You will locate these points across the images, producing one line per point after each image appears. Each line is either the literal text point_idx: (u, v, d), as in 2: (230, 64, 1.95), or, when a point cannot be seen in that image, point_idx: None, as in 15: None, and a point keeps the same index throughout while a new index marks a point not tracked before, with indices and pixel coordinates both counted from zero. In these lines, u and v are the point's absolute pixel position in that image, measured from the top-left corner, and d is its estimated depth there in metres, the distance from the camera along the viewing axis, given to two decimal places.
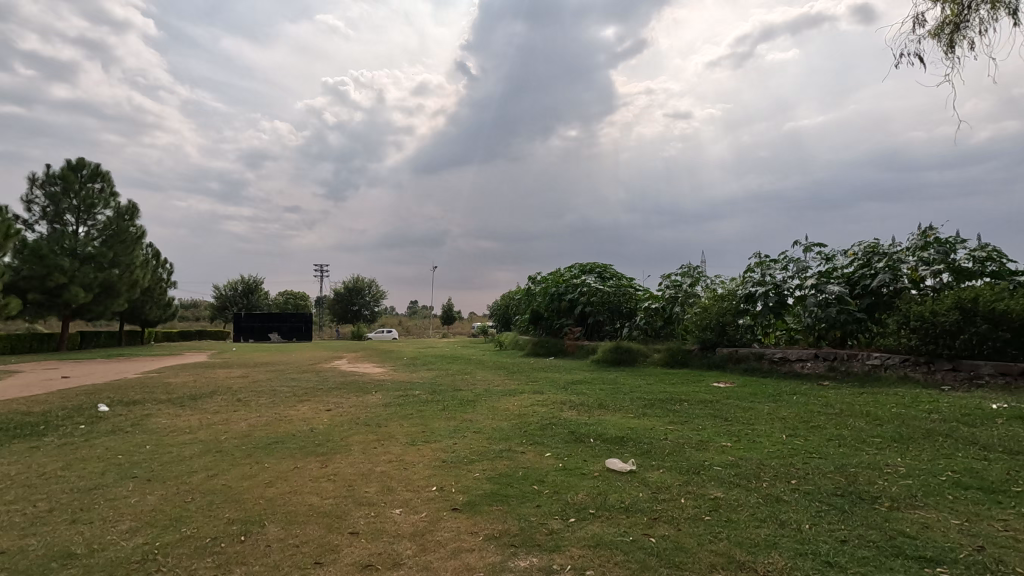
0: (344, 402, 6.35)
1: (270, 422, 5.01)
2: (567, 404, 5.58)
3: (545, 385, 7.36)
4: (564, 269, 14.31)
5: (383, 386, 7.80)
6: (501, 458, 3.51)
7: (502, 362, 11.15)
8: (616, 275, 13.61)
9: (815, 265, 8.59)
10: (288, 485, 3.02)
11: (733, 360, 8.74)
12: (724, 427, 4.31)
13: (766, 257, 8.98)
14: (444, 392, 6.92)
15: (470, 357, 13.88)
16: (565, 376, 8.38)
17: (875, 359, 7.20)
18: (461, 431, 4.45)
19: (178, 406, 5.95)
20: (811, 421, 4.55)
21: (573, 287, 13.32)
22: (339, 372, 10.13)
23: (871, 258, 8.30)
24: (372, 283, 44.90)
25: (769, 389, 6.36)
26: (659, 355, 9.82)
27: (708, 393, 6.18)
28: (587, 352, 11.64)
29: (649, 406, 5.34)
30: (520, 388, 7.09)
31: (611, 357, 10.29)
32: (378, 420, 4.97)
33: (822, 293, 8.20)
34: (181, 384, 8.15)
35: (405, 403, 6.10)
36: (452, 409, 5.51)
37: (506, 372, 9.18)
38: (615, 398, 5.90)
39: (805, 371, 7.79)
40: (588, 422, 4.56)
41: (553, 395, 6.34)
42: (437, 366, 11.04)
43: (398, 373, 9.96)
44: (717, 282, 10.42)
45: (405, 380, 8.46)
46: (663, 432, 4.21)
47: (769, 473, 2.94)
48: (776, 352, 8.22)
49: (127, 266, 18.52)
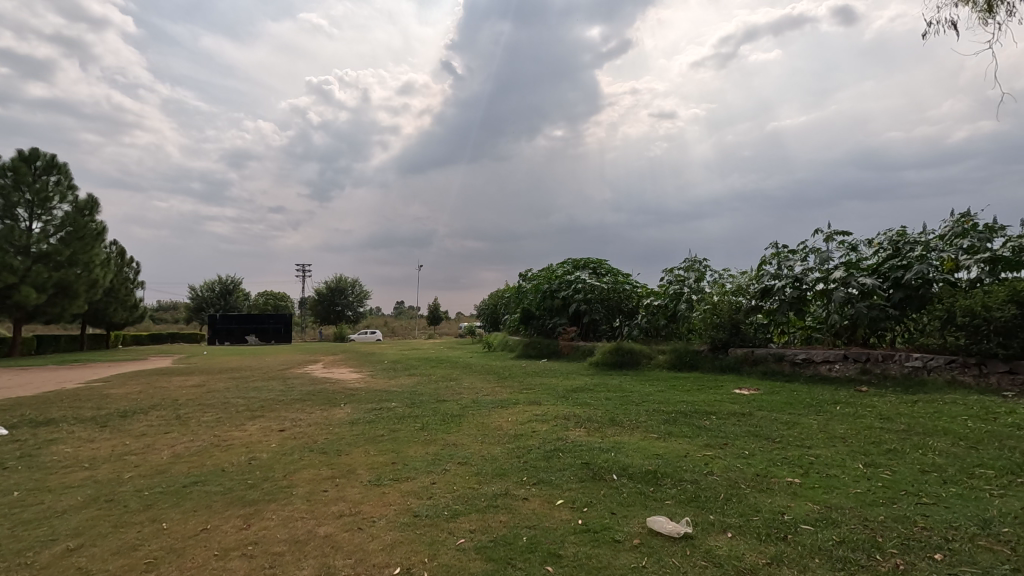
0: (305, 417, 5.31)
1: (203, 449, 3.98)
2: (572, 421, 4.61)
3: (542, 394, 6.38)
4: (556, 265, 13.38)
5: (355, 396, 6.77)
6: (494, 510, 2.53)
7: (491, 366, 10.16)
8: (612, 270, 12.72)
9: (839, 256, 7.71)
10: (176, 571, 2.02)
11: (748, 363, 7.85)
12: (778, 454, 3.38)
13: (783, 248, 8.09)
14: (426, 404, 5.90)
15: (457, 359, 12.86)
16: (563, 382, 7.42)
17: (916, 360, 6.35)
18: (442, 461, 3.47)
19: (97, 427, 4.87)
20: (881, 442, 3.63)
21: (566, 284, 12.38)
22: (309, 379, 9.08)
23: (901, 247, 7.44)
24: (356, 283, 43.68)
25: (803, 398, 5.46)
26: (665, 357, 8.90)
27: (735, 404, 5.24)
28: (585, 354, 10.70)
29: (672, 423, 4.39)
30: (514, 398, 6.12)
31: (611, 359, 9.35)
32: (338, 446, 3.96)
33: (849, 286, 7.33)
34: (121, 396, 7.03)
35: (376, 419, 5.09)
36: (433, 428, 4.50)
37: (497, 378, 8.19)
38: (627, 411, 4.96)
39: (833, 374, 6.91)
40: (604, 449, 3.59)
41: (554, 408, 5.36)
42: (419, 371, 10.00)
43: (376, 380, 8.92)
44: (725, 276, 9.52)
45: (381, 389, 7.41)
46: (702, 462, 3.26)
47: (892, 541, 2.01)
48: (799, 353, 7.34)
49: (86, 265, 17.22)
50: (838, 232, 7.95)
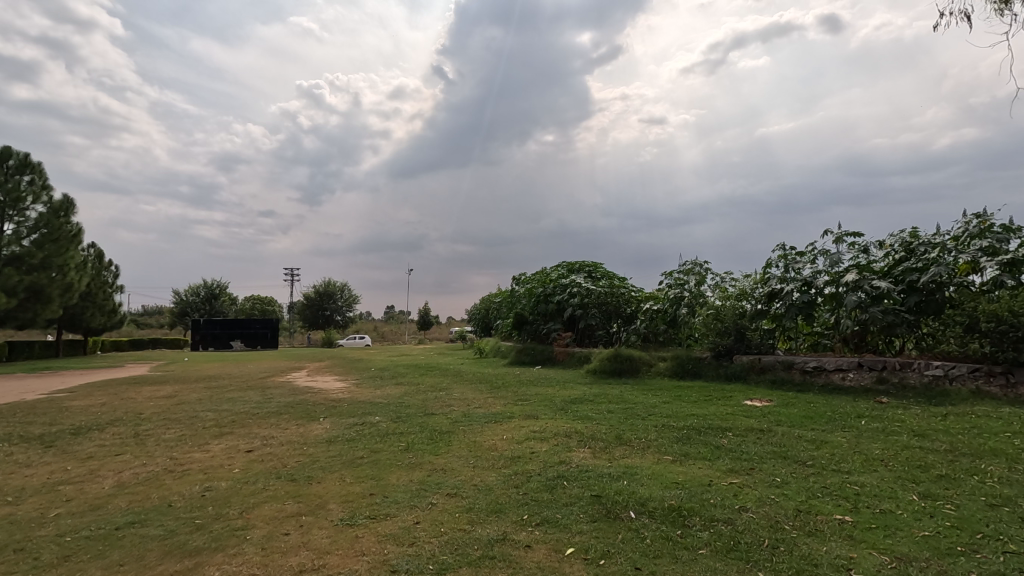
0: (278, 434, 4.80)
1: (153, 476, 3.46)
2: (575, 439, 4.14)
3: (539, 407, 5.91)
4: (551, 269, 12.94)
5: (336, 408, 6.26)
6: (490, 565, 2.06)
7: (483, 374, 9.67)
8: (608, 274, 12.31)
9: (850, 258, 7.31)
10: None
11: (755, 371, 7.45)
12: (816, 483, 2.93)
13: (790, 249, 7.69)
14: (413, 419, 5.39)
15: (447, 367, 12.35)
16: (561, 393, 6.95)
17: (937, 368, 5.97)
18: (429, 492, 2.98)
19: (40, 448, 4.32)
20: (928, 466, 3.20)
21: (561, 288, 11.93)
22: (289, 389, 8.54)
23: (915, 248, 7.06)
24: (344, 288, 42.99)
25: (822, 411, 5.03)
26: (666, 365, 8.50)
27: (751, 419, 4.80)
28: (581, 361, 10.27)
29: (687, 442, 3.92)
30: (509, 411, 5.65)
31: (609, 367, 8.91)
32: (309, 472, 3.46)
33: (862, 290, 6.94)
34: (82, 409, 6.47)
35: (357, 436, 4.59)
36: (419, 449, 4.01)
37: (490, 388, 7.70)
38: (634, 427, 4.50)
39: (847, 384, 6.52)
40: (613, 476, 3.13)
41: (553, 423, 4.89)
42: (408, 380, 9.49)
43: (361, 389, 8.41)
44: (728, 279, 9.10)
45: (366, 400, 6.90)
46: (731, 494, 2.81)
47: None
48: (809, 361, 6.95)
49: (61, 268, 16.54)
50: (847, 232, 7.56)
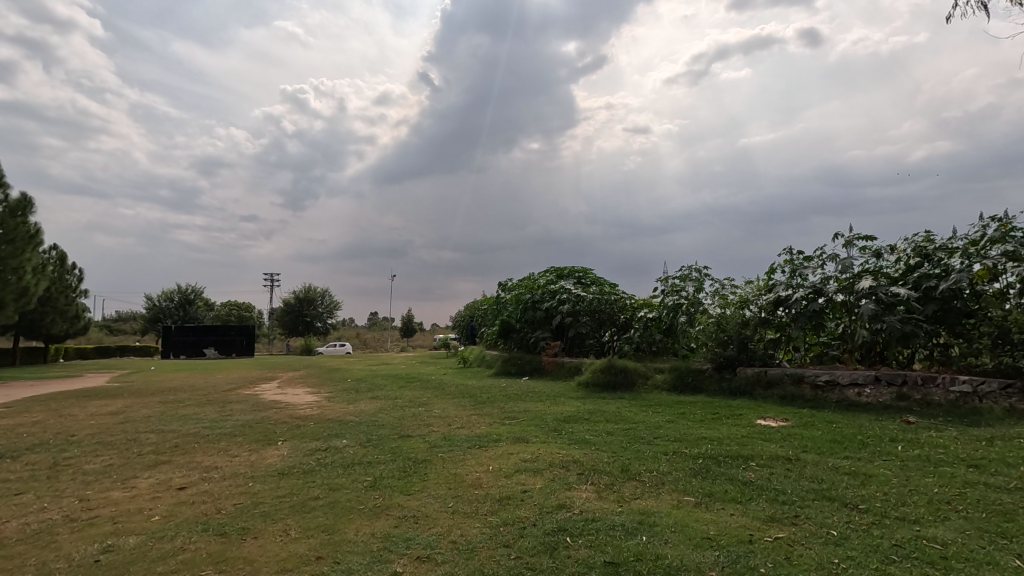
0: (224, 464, 4.07)
1: (45, 529, 2.73)
2: (574, 473, 3.50)
3: (529, 427, 5.24)
4: (539, 274, 12.33)
5: (300, 429, 5.53)
6: None
7: (466, 387, 8.98)
8: (598, 280, 11.74)
9: (863, 262, 6.79)
10: None
11: (761, 385, 6.89)
12: (885, 540, 2.33)
13: (798, 253, 7.15)
14: (385, 443, 4.68)
15: (429, 377, 11.61)
16: (552, 410, 6.30)
17: (964, 384, 5.45)
18: (393, 556, 2.31)
19: None
20: (1011, 513, 2.61)
21: (549, 294, 11.32)
22: (253, 404, 7.75)
23: (932, 252, 6.56)
24: (325, 294, 41.91)
25: (850, 434, 4.45)
26: (664, 378, 7.91)
27: (772, 445, 4.19)
28: (571, 372, 9.65)
29: (708, 477, 3.30)
30: (495, 433, 5.00)
31: (602, 380, 8.30)
32: (245, 522, 2.75)
33: (876, 297, 6.42)
34: (6, 430, 5.64)
35: (316, 467, 3.88)
36: (388, 486, 3.32)
37: (474, 404, 7.02)
38: (641, 455, 3.88)
39: (864, 400, 5.97)
40: (628, 530, 2.48)
41: (547, 449, 4.23)
42: (386, 393, 8.75)
43: (333, 404, 7.65)
44: (728, 285, 8.56)
45: (336, 418, 6.16)
46: (783, 557, 2.19)
47: None
48: (821, 375, 6.41)
49: (16, 270, 15.45)
50: (858, 236, 7.05)
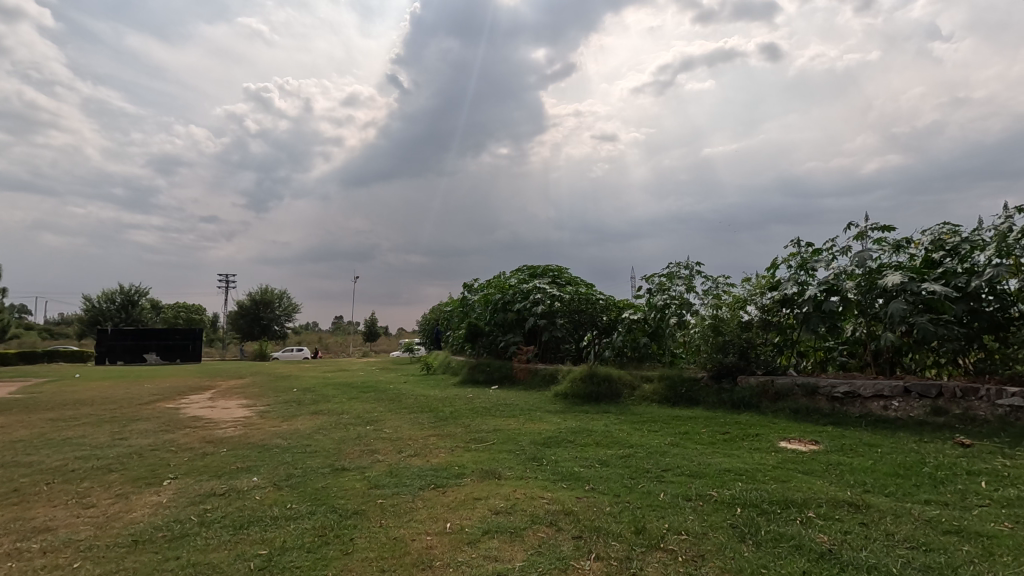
0: (62, 524, 2.83)
1: None
2: (569, 539, 2.41)
3: (500, 456, 4.14)
4: (509, 273, 11.30)
5: (204, 459, 4.28)
6: None
7: (427, 399, 7.82)
8: (574, 280, 10.78)
9: (882, 257, 5.94)
10: None
11: (767, 397, 5.98)
12: None
13: (807, 245, 6.25)
14: (308, 483, 3.49)
15: (387, 386, 10.35)
16: (527, 429, 5.22)
17: (1014, 398, 4.61)
18: None
19: None
20: None
21: (521, 295, 10.25)
22: (165, 422, 6.42)
23: (958, 246, 5.76)
24: (284, 296, 39.91)
25: (908, 463, 3.50)
26: (653, 388, 6.93)
27: (820, 482, 3.21)
28: (546, 381, 8.60)
29: (764, 546, 2.28)
30: (457, 465, 3.89)
31: (583, 391, 7.26)
32: None
33: (902, 296, 5.58)
34: None
35: (195, 528, 2.68)
36: (287, 569, 2.17)
37: (435, 421, 5.86)
38: (654, 506, 2.82)
39: (893, 416, 5.10)
40: None
41: (525, 493, 3.13)
42: (331, 407, 7.50)
43: (264, 421, 6.37)
44: (721, 283, 7.64)
45: (258, 442, 4.93)
46: None
47: None
48: (839, 386, 5.53)
49: None
50: (873, 227, 6.20)
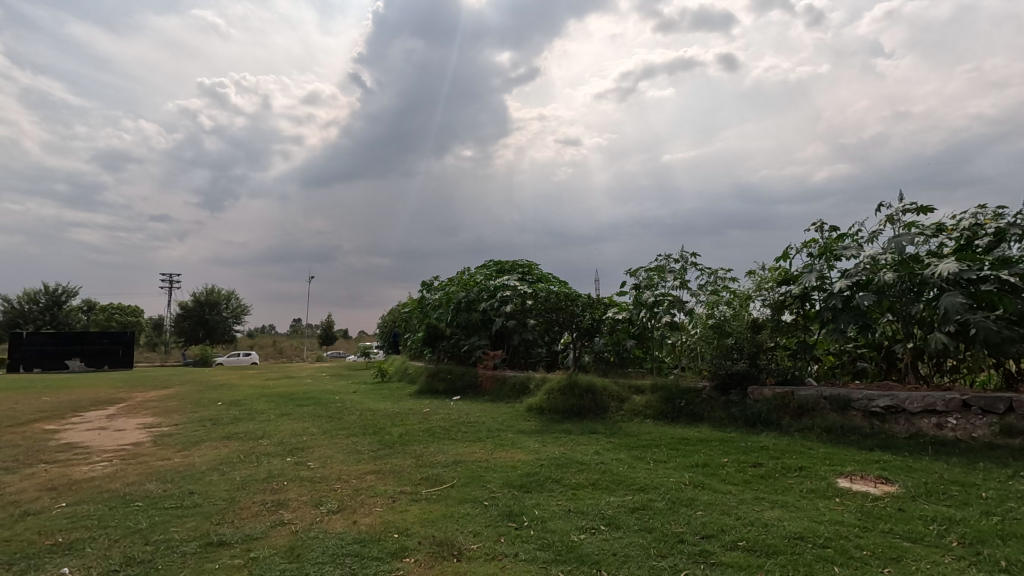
0: None
1: None
2: None
3: (462, 513, 2.89)
4: (474, 269, 10.07)
5: (17, 525, 2.85)
6: None
7: (373, 416, 6.49)
8: (545, 276, 9.69)
9: (919, 243, 4.98)
10: None
11: (789, 412, 4.94)
12: None
13: (831, 229, 5.20)
14: None
15: (330, 399, 8.92)
16: (497, 462, 4.00)
17: None
18: None
19: None
20: None
21: (488, 293, 9.00)
22: (19, 453, 4.86)
23: (1007, 230, 4.86)
24: (232, 296, 37.47)
25: None
26: (646, 401, 5.80)
27: (957, 564, 2.10)
28: (516, 391, 7.39)
29: None
30: (397, 533, 2.61)
31: (562, 405, 6.07)
32: None
33: (952, 288, 4.62)
34: None
35: None
36: None
37: (377, 449, 4.55)
38: None
39: (952, 436, 4.12)
40: None
41: None
42: (253, 427, 6.07)
43: (155, 451, 4.90)
44: (719, 277, 6.62)
45: (121, 489, 3.52)
46: None
47: None
48: (879, 398, 4.53)
49: None
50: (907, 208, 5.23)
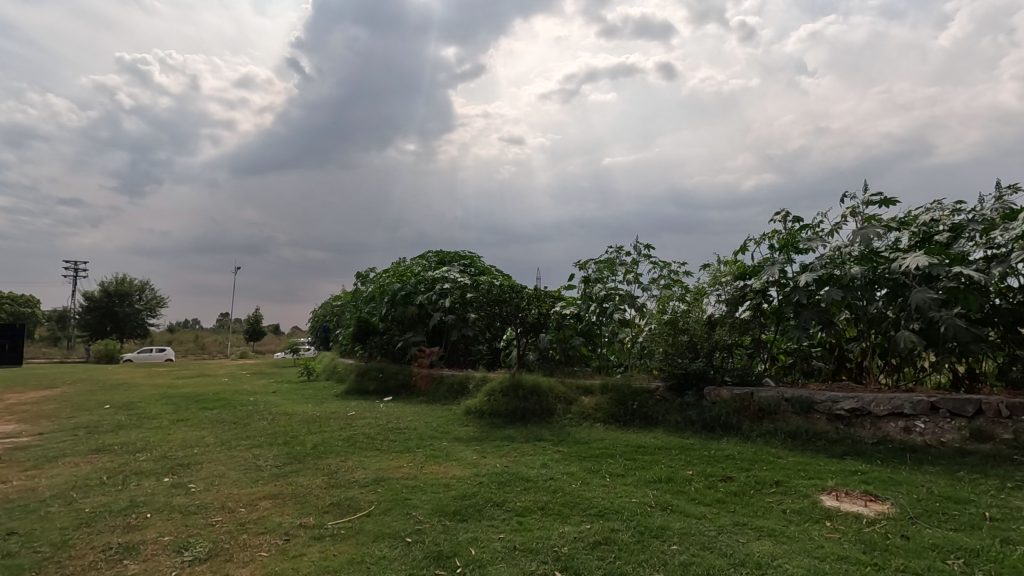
0: None
1: None
2: None
3: (376, 558, 2.21)
4: (412, 259, 9.32)
5: None
6: None
7: (288, 421, 5.64)
8: (488, 269, 9.08)
9: (882, 238, 4.74)
10: None
11: (749, 416, 4.57)
12: None
13: (795, 220, 4.87)
14: None
15: (242, 400, 7.90)
16: (426, 480, 3.34)
17: None
18: None
19: None
20: None
21: (426, 285, 8.28)
22: None
23: (967, 226, 4.70)
24: (146, 287, 34.45)
25: None
26: (595, 402, 5.32)
27: None
28: (454, 392, 6.73)
29: None
30: None
31: (504, 407, 5.47)
32: None
33: (918, 284, 4.39)
34: None
35: None
36: None
37: (281, 465, 3.78)
38: None
39: (921, 441, 3.84)
40: None
41: None
42: (136, 436, 5.09)
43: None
44: (672, 271, 6.23)
45: None
46: None
47: None
48: (845, 401, 4.21)
49: None
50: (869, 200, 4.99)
